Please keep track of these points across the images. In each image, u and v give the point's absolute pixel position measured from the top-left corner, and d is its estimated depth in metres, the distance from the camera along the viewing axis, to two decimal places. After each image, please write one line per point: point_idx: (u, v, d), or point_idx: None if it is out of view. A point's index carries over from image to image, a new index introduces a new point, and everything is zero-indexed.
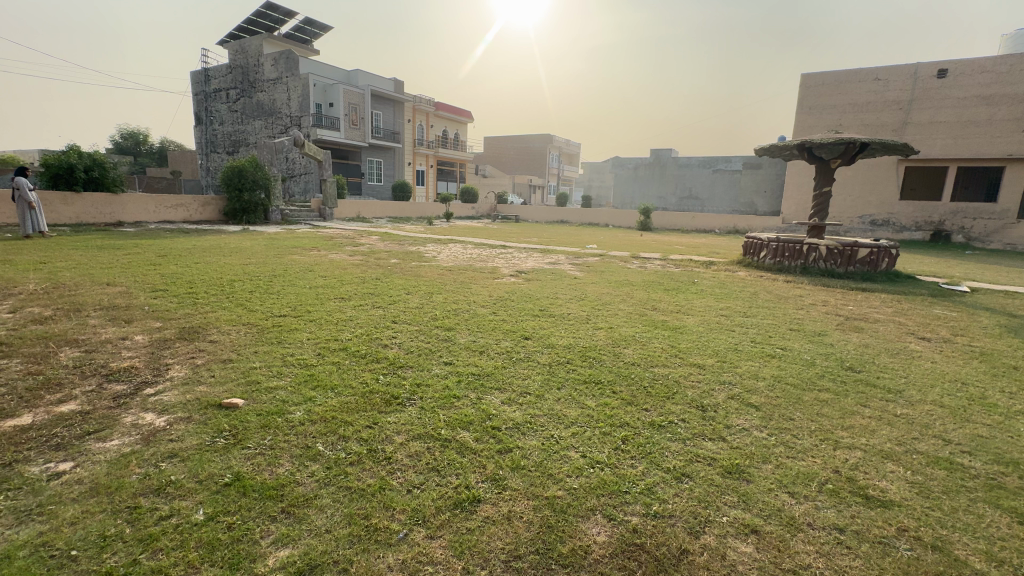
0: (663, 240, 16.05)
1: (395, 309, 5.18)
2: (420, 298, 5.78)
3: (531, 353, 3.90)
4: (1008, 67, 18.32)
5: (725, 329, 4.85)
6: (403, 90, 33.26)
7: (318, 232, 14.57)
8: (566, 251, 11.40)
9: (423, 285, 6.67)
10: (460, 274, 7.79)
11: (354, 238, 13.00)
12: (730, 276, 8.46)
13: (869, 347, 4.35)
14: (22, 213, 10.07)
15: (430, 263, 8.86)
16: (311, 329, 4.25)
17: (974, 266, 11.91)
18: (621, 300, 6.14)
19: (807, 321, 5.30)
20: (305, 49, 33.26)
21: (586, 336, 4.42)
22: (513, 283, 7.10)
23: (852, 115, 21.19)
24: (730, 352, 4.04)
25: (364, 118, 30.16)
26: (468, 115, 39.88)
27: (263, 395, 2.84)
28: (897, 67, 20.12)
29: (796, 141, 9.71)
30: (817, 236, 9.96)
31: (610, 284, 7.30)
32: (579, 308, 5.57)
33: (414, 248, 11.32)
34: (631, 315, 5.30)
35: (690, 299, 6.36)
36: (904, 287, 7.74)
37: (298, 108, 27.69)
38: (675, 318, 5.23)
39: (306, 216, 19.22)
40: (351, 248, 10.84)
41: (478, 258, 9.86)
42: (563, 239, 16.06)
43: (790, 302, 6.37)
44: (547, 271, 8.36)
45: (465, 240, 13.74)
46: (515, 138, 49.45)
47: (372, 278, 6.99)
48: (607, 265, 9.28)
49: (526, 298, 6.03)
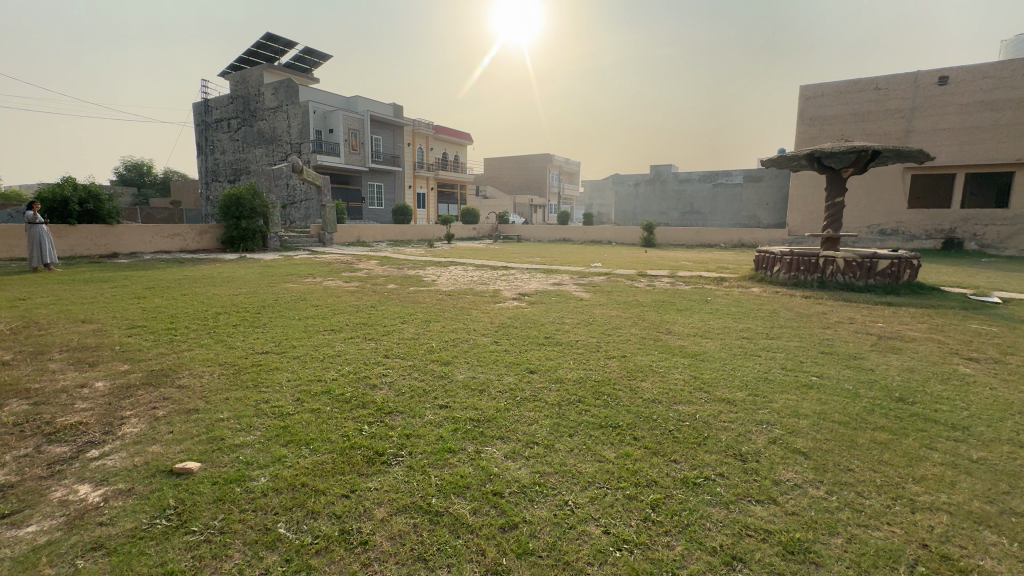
0: (668, 256, 15.67)
1: (389, 341, 4.78)
2: (418, 327, 5.40)
3: (537, 390, 3.46)
4: (1010, 72, 18.13)
5: (750, 353, 4.41)
6: (402, 115, 33.49)
7: (317, 258, 14.31)
8: (570, 271, 11.02)
9: (420, 312, 6.29)
10: (460, 298, 7.43)
11: (352, 264, 12.70)
12: (744, 293, 8.04)
13: (916, 372, 3.90)
14: (32, 245, 9.89)
15: (429, 288, 8.52)
16: (294, 368, 3.84)
17: (996, 274, 11.43)
18: (631, 323, 5.73)
19: (837, 342, 4.85)
20: (306, 78, 33.78)
21: (599, 367, 4.00)
22: (515, 307, 6.71)
23: (854, 125, 20.99)
24: (763, 383, 3.60)
25: (364, 143, 30.31)
26: (467, 137, 40.11)
27: (225, 456, 2.42)
28: (896, 76, 20.00)
29: (804, 151, 9.38)
30: (831, 248, 9.55)
31: (618, 305, 6.89)
32: (586, 334, 5.16)
33: (414, 272, 11.01)
34: (645, 341, 4.87)
35: (706, 320, 5.92)
36: (931, 300, 7.29)
37: (299, 135, 27.92)
38: (694, 342, 4.79)
39: (305, 242, 19.06)
40: (349, 274, 10.54)
41: (479, 281, 9.52)
42: (566, 258, 15.72)
43: (816, 321, 5.92)
44: (550, 293, 7.99)
45: (466, 262, 13.46)
46: (515, 159, 49.75)
47: (366, 307, 6.62)
48: (614, 285, 8.89)
49: (531, 324, 5.63)
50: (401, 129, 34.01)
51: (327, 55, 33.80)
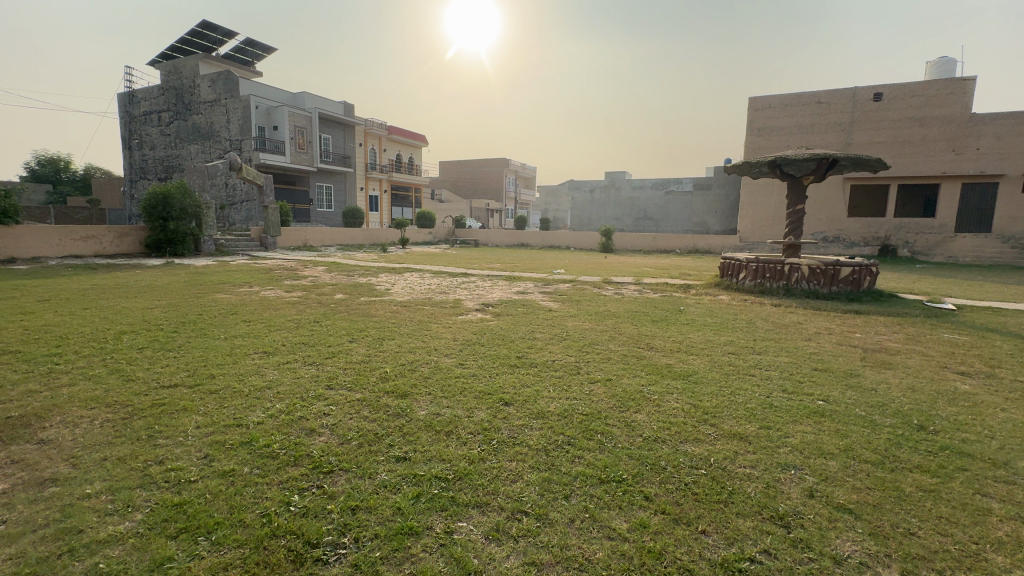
0: (629, 262, 15.55)
1: (335, 366, 4.04)
2: (368, 347, 4.64)
3: (517, 429, 2.85)
4: (936, 91, 19.44)
5: (744, 372, 4.01)
6: (353, 114, 32.06)
7: (256, 264, 13.06)
8: (534, 279, 10.50)
9: (373, 327, 5.54)
10: (417, 310, 6.72)
11: (296, 270, 11.64)
12: (714, 301, 7.81)
13: (919, 392, 3.61)
14: None
15: (382, 298, 7.74)
16: (206, 409, 3.02)
17: (937, 280, 11.96)
18: (609, 338, 5.25)
19: (826, 357, 4.55)
20: (248, 70, 31.74)
21: (585, 394, 3.46)
22: (480, 320, 6.08)
23: (799, 136, 21.88)
24: (773, 410, 3.17)
25: (311, 142, 28.69)
26: (422, 139, 39.05)
27: (80, 563, 1.67)
28: (836, 91, 21.02)
29: (767, 158, 9.36)
30: (792, 255, 9.56)
31: (591, 317, 6.40)
32: (562, 352, 4.60)
33: (366, 280, 10.14)
34: (629, 359, 4.39)
35: (686, 333, 5.54)
36: (895, 308, 7.31)
37: (239, 131, 26.03)
38: (681, 360, 4.36)
39: (245, 246, 17.52)
40: (291, 282, 9.52)
41: (438, 290, 8.81)
42: (527, 263, 15.24)
43: (796, 331, 5.66)
44: (516, 302, 7.43)
45: (423, 268, 12.70)
46: (472, 162, 49.10)
47: (309, 321, 5.80)
48: (581, 293, 8.45)
49: (499, 340, 5.04)
50: (352, 128, 32.58)
51: (271, 48, 31.94)
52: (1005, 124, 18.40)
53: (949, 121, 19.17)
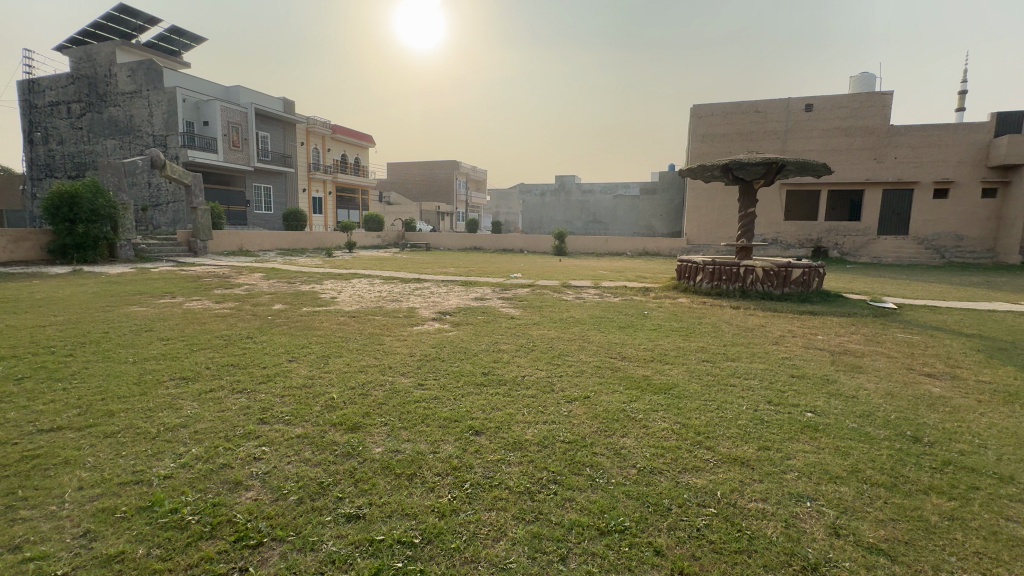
0: (584, 265, 15.51)
1: (271, 393, 3.43)
2: (311, 368, 4.03)
3: (495, 466, 2.44)
4: (859, 104, 20.87)
5: (723, 383, 3.79)
6: (293, 111, 30.32)
7: (181, 271, 11.82)
8: (490, 284, 10.08)
9: (318, 342, 4.92)
10: (367, 321, 6.13)
11: (229, 278, 10.60)
12: (675, 304, 7.75)
13: (898, 398, 3.52)
14: None
15: (327, 307, 7.07)
16: (94, 461, 2.37)
17: (871, 279, 12.66)
18: (578, 348, 4.93)
19: (798, 362, 4.45)
20: (174, 61, 29.31)
21: (564, 416, 3.08)
22: (438, 331, 5.59)
23: (739, 143, 22.82)
24: (767, 426, 2.94)
25: (247, 139, 26.83)
26: (369, 139, 37.68)
27: None
28: (772, 101, 22.08)
29: (720, 162, 9.47)
30: (745, 258, 9.74)
31: (556, 324, 6.06)
32: (532, 366, 4.19)
33: (308, 287, 9.32)
34: (604, 372, 4.08)
35: (656, 339, 5.33)
36: (845, 308, 7.52)
37: (163, 126, 23.84)
38: (658, 371, 4.10)
39: (170, 251, 15.93)
40: (222, 291, 8.55)
41: (389, 297, 8.19)
42: (483, 268, 14.81)
43: (762, 335, 5.59)
44: (475, 310, 6.97)
45: (372, 274, 11.96)
46: (421, 164, 48.05)
47: (241, 338, 5.09)
48: (541, 298, 8.15)
49: (462, 353, 4.59)
50: (292, 126, 30.81)
51: (200, 38, 29.68)
52: (918, 135, 20.10)
53: (871, 131, 20.67)
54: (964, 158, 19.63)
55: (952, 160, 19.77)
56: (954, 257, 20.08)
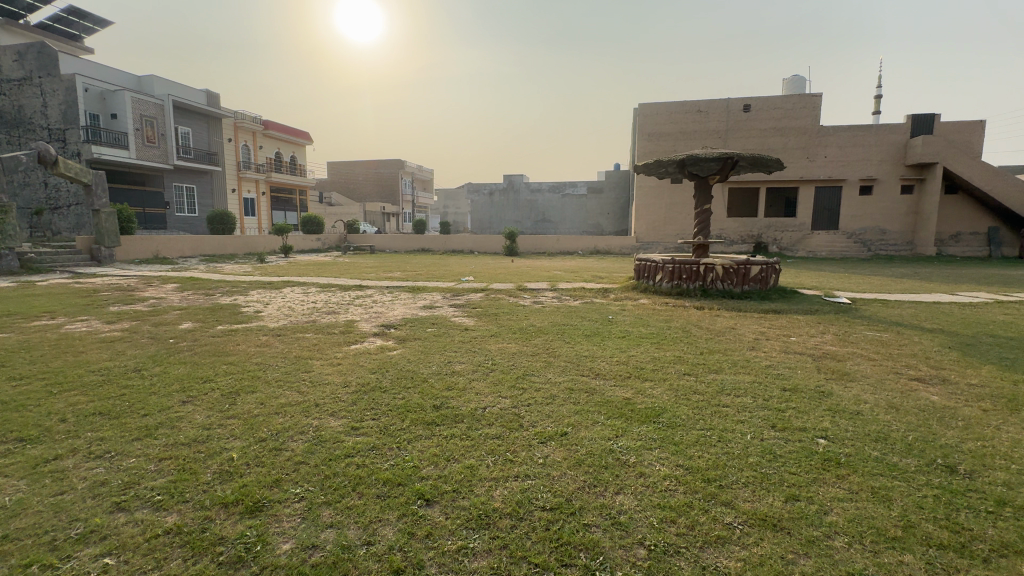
0: (537, 266, 15.01)
1: (144, 457, 2.53)
2: (210, 413, 3.12)
3: (457, 563, 1.75)
4: (793, 104, 21.73)
5: (717, 405, 3.28)
6: (218, 104, 27.83)
7: (76, 284, 10.13)
8: (440, 289, 9.27)
9: (229, 373, 3.99)
10: (297, 340, 5.23)
11: (133, 291, 9.15)
12: (638, 306, 7.35)
13: (903, 412, 3.16)
14: None
15: (249, 324, 6.06)
16: None
17: (816, 273, 12.98)
18: (545, 364, 4.29)
19: (784, 371, 4.06)
20: (73, 45, 26.06)
21: (541, 466, 2.43)
22: (381, 351, 4.78)
23: (684, 141, 23.14)
24: (784, 463, 2.43)
25: (163, 134, 24.25)
26: (306, 136, 35.49)
27: None
28: (713, 101, 22.57)
29: (676, 157, 9.20)
30: (702, 255, 9.55)
31: (516, 336, 5.38)
32: (493, 395, 3.48)
33: (229, 300, 8.15)
34: (578, 396, 3.47)
35: (629, 349, 4.80)
36: (805, 304, 7.42)
37: (60, 119, 20.99)
38: (641, 392, 3.54)
39: (67, 259, 13.86)
40: (119, 308, 7.23)
41: (325, 309, 7.18)
42: (431, 271, 13.94)
43: (737, 339, 5.20)
44: (424, 322, 6.16)
45: (307, 281, 10.81)
46: (364, 164, 46.04)
47: (127, 372, 4.05)
48: (497, 305, 7.49)
49: (407, 379, 3.82)
50: (216, 121, 28.28)
51: (104, 21, 26.61)
52: (845, 135, 21.23)
53: (804, 131, 21.62)
54: (885, 157, 20.98)
55: (875, 159, 21.07)
56: (879, 250, 21.44)
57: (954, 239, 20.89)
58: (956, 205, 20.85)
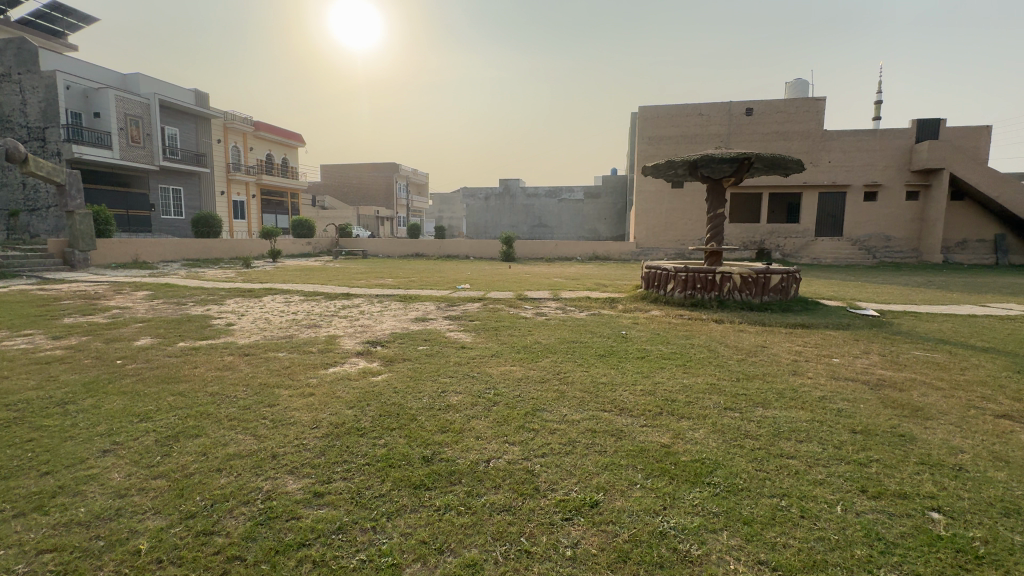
0: (536, 272, 14.34)
1: (14, 551, 1.81)
2: (131, 471, 2.41)
3: None
4: (796, 108, 21.27)
5: (781, 456, 2.61)
6: (206, 103, 27.03)
7: (38, 291, 9.35)
8: (434, 299, 8.58)
9: (177, 407, 3.28)
10: (268, 360, 4.52)
11: (98, 299, 8.41)
12: (653, 319, 6.69)
13: (1016, 467, 2.51)
14: None
15: (216, 340, 5.33)
16: None
17: (829, 282, 12.39)
18: (557, 395, 3.60)
19: (844, 406, 3.39)
20: (56, 42, 25.27)
21: (570, 565, 1.76)
22: (363, 375, 4.06)
23: (685, 145, 22.59)
24: (902, 560, 1.78)
25: (149, 134, 23.45)
26: (298, 138, 34.76)
27: None
28: (715, 104, 22.06)
29: (687, 158, 8.58)
30: (715, 263, 8.94)
31: (519, 356, 4.69)
32: (498, 440, 2.79)
33: (202, 310, 7.41)
34: (604, 443, 2.78)
35: (652, 374, 4.12)
36: (833, 317, 6.80)
37: (40, 117, 20.14)
38: (681, 436, 2.87)
39: (37, 263, 13.03)
40: (74, 319, 6.46)
41: (305, 322, 6.45)
42: (424, 277, 13.25)
43: (774, 361, 4.55)
44: (415, 338, 5.45)
45: (291, 288, 10.11)
46: (358, 167, 45.31)
47: (48, 406, 3.30)
48: (497, 317, 6.80)
49: (391, 417, 3.11)
50: (205, 122, 27.49)
51: (89, 17, 25.89)
52: (849, 140, 20.80)
53: (807, 135, 21.17)
54: (890, 162, 20.56)
55: (880, 164, 20.65)
56: (884, 257, 20.98)
57: (960, 246, 20.49)
58: (961, 211, 20.48)
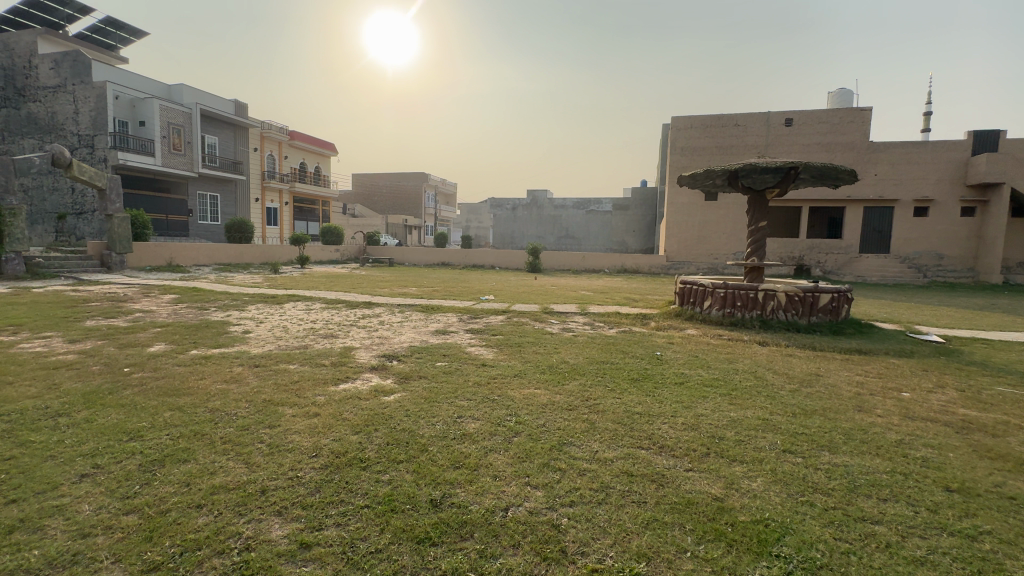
0: (562, 284, 13.91)
1: None
2: (103, 504, 2.13)
3: None
4: (839, 119, 20.32)
5: (863, 521, 2.14)
6: (245, 113, 27.90)
7: (72, 292, 9.54)
8: (456, 310, 8.30)
9: (172, 424, 3.01)
10: (278, 373, 4.25)
11: (125, 302, 8.47)
12: (689, 339, 6.18)
13: None
14: None
15: (230, 349, 5.15)
16: None
17: (878, 302, 11.52)
18: (586, 426, 3.19)
19: (929, 454, 2.86)
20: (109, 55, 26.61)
21: None
22: (375, 394, 3.74)
23: (719, 156, 21.87)
24: None
25: (189, 142, 24.26)
26: (331, 147, 35.52)
27: None
28: (752, 114, 21.31)
29: (727, 167, 8.08)
30: (756, 280, 8.36)
31: (545, 378, 4.30)
32: (519, 482, 2.41)
33: (223, 315, 7.32)
34: (643, 490, 2.36)
35: (693, 405, 3.65)
36: (892, 343, 6.16)
37: (90, 125, 21.05)
38: (735, 486, 2.42)
39: (76, 265, 13.45)
40: (97, 322, 6.44)
41: (323, 331, 6.24)
42: (448, 286, 13.03)
43: (834, 394, 4.01)
44: (433, 353, 5.12)
45: (314, 295, 10.02)
46: (388, 176, 46.01)
47: (39, 418, 3.08)
48: (521, 331, 6.44)
49: (399, 447, 2.77)
50: (243, 131, 28.36)
51: (140, 32, 27.18)
52: (898, 152, 19.69)
53: (851, 147, 20.18)
54: (942, 176, 19.34)
55: (931, 178, 19.44)
56: (936, 276, 19.64)
57: (1022, 267, 19.01)
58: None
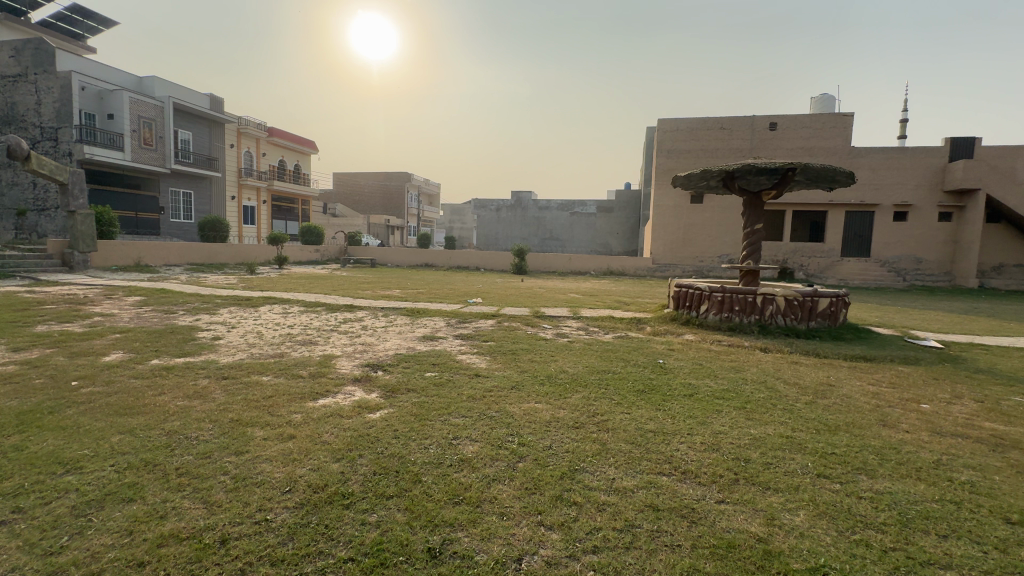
0: (549, 286, 13.61)
1: None
2: (16, 567, 1.70)
3: None
4: (822, 124, 20.55)
5: (930, 567, 1.86)
6: (221, 108, 26.94)
7: (26, 294, 8.82)
8: (443, 313, 7.91)
9: (120, 453, 2.56)
10: (249, 387, 3.81)
11: (84, 304, 7.84)
12: (690, 346, 5.92)
13: None
14: None
15: (195, 358, 4.65)
16: None
17: (866, 306, 11.52)
18: (597, 448, 2.85)
19: (974, 479, 2.61)
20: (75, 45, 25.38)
21: None
22: (358, 412, 3.33)
23: (705, 159, 21.89)
24: None
25: (161, 137, 23.26)
26: (312, 145, 34.66)
27: None
28: (737, 118, 21.40)
29: (724, 168, 7.87)
30: (751, 283, 8.17)
31: (547, 391, 3.95)
32: (530, 523, 2.06)
33: (191, 320, 6.77)
34: (674, 531, 2.04)
35: (709, 421, 3.35)
36: (894, 349, 6.01)
37: (54, 117, 19.95)
38: (778, 523, 2.11)
39: (34, 264, 12.57)
40: (47, 328, 5.84)
41: (301, 337, 5.78)
42: (432, 288, 12.59)
43: (853, 407, 3.76)
44: (421, 362, 4.72)
45: (291, 298, 9.48)
46: (370, 175, 45.22)
47: None
48: (514, 337, 6.10)
49: (388, 477, 2.38)
50: (219, 126, 27.39)
51: (109, 21, 26.02)
52: (878, 158, 19.99)
53: (833, 152, 20.44)
54: (921, 181, 19.70)
55: (910, 183, 19.78)
56: (914, 280, 19.98)
57: (996, 271, 19.47)
58: (998, 234, 19.49)
